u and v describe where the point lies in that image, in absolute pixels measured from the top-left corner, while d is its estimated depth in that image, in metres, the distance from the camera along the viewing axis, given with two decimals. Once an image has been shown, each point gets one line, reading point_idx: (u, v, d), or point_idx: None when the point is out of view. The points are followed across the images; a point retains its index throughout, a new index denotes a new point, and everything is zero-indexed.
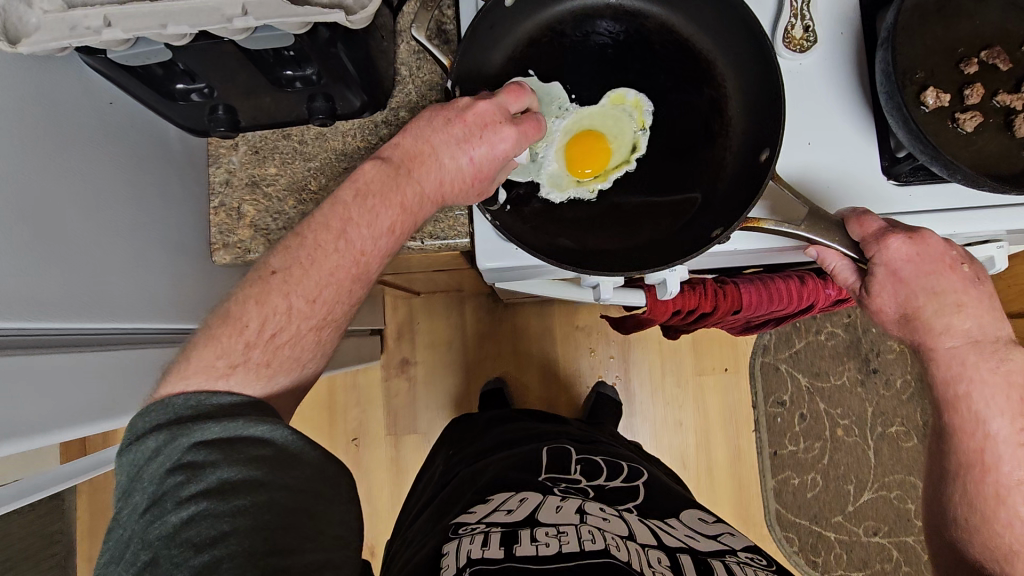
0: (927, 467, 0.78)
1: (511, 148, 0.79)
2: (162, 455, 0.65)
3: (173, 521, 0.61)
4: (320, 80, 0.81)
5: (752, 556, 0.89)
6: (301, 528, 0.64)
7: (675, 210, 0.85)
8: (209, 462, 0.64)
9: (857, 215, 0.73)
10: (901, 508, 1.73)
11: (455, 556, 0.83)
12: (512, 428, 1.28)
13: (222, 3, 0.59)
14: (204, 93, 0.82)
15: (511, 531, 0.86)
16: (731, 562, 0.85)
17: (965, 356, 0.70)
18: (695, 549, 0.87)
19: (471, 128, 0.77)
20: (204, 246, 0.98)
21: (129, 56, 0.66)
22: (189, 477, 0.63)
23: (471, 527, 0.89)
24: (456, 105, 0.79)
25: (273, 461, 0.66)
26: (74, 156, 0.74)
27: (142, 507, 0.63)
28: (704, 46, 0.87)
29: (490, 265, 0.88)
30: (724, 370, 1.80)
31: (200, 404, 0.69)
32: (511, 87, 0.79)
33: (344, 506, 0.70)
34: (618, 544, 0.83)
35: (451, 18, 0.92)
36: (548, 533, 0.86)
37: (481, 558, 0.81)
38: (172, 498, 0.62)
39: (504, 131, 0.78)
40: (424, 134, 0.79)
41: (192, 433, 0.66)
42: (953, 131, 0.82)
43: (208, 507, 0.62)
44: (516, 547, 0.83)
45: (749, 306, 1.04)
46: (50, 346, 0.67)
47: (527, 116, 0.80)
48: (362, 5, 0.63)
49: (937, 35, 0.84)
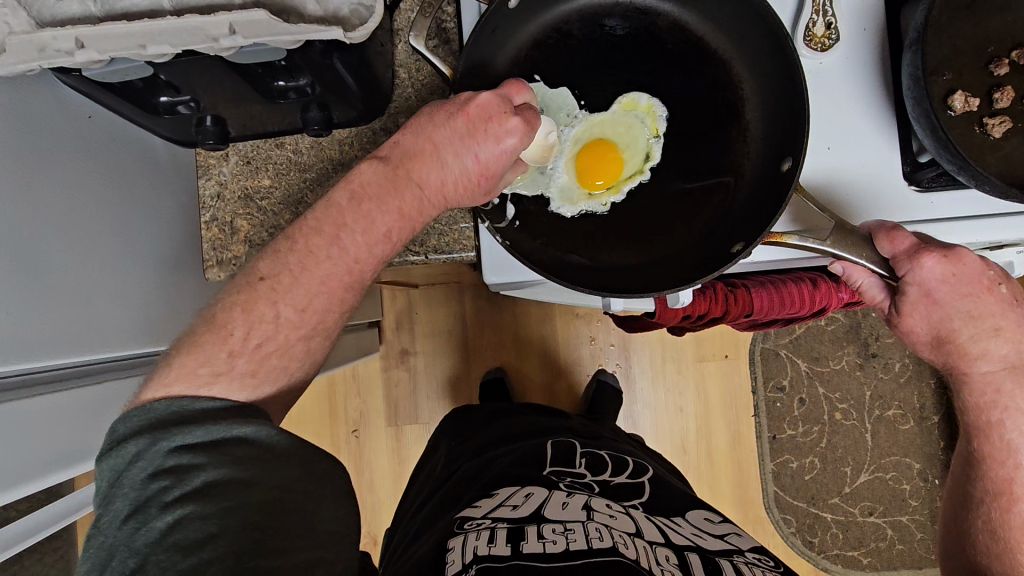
0: (948, 489, 0.79)
1: (518, 142, 0.72)
2: (142, 461, 0.61)
3: (159, 526, 0.58)
4: (315, 91, 0.76)
5: (759, 556, 0.82)
6: (293, 527, 0.61)
7: (691, 223, 0.81)
8: (194, 465, 0.60)
9: (886, 230, 0.70)
10: (896, 489, 1.76)
11: (460, 552, 0.76)
12: (511, 423, 1.17)
13: (206, 21, 0.53)
14: (191, 106, 0.77)
15: (518, 528, 0.79)
16: (738, 562, 0.78)
17: (1000, 382, 0.69)
18: (701, 547, 0.80)
19: (475, 121, 0.71)
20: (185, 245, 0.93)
21: (106, 72, 0.61)
22: (173, 481, 0.60)
23: (476, 523, 0.82)
24: (459, 99, 0.73)
25: (260, 461, 0.62)
26: (55, 177, 0.70)
27: (124, 513, 0.59)
28: (718, 45, 0.82)
29: (498, 280, 0.86)
30: (724, 357, 1.79)
31: (181, 410, 0.64)
32: (511, 83, 0.74)
33: (337, 502, 0.66)
34: (626, 542, 0.76)
35: (452, 15, 0.87)
36: (555, 529, 0.78)
37: (488, 555, 0.74)
38: (156, 503, 0.59)
39: (511, 122, 0.71)
40: (425, 130, 0.73)
41: (173, 437, 0.62)
42: (980, 135, 0.79)
43: (195, 510, 0.58)
44: (523, 544, 0.76)
45: (760, 310, 1.01)
46: (13, 390, 0.62)
47: (525, 108, 0.73)
48: (361, 19, 0.59)
49: (966, 34, 0.79)
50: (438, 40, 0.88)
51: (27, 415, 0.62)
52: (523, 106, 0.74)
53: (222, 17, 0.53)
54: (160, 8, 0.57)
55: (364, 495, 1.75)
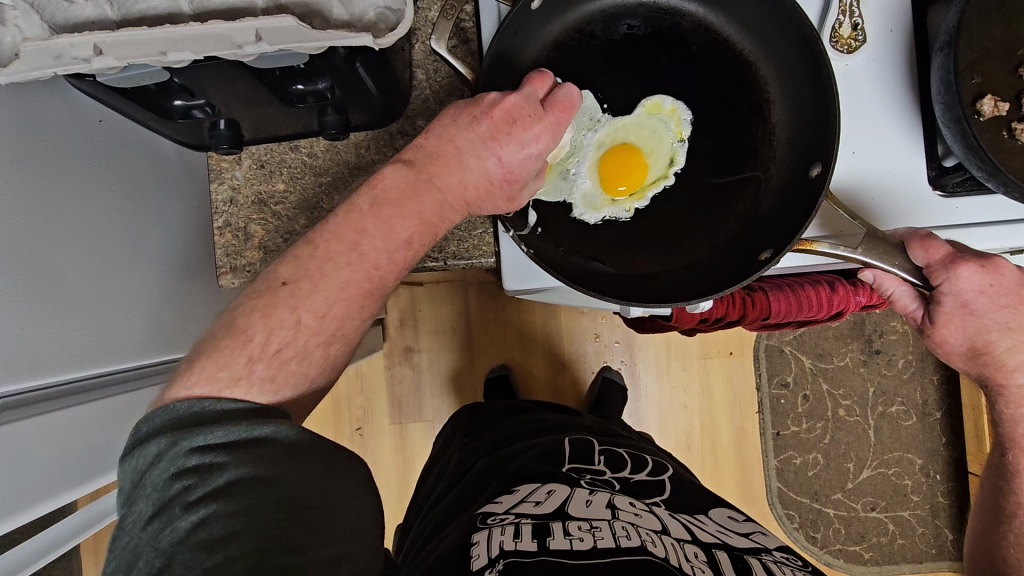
0: (978, 506, 0.80)
1: (541, 146, 0.72)
2: (164, 461, 0.58)
3: (184, 526, 0.56)
4: (333, 96, 0.74)
5: (787, 555, 0.77)
6: (315, 523, 0.59)
7: (716, 230, 0.80)
8: (216, 465, 0.58)
9: (921, 239, 0.68)
10: (898, 484, 1.76)
11: (485, 545, 0.71)
12: (525, 419, 1.11)
13: (231, 28, 0.52)
14: (206, 110, 0.75)
15: (543, 524, 0.75)
16: (767, 560, 0.74)
17: None
18: (728, 544, 0.76)
19: (498, 124, 0.70)
20: (195, 244, 0.90)
21: (121, 78, 0.59)
22: (195, 481, 0.57)
23: (500, 518, 0.77)
24: (481, 101, 0.71)
25: (280, 459, 0.60)
26: (66, 184, 0.67)
27: (147, 515, 0.57)
28: (744, 46, 0.80)
29: (516, 285, 0.84)
30: (730, 353, 1.74)
31: (203, 411, 0.61)
32: (535, 76, 0.72)
33: (361, 500, 0.64)
34: (654, 540, 0.72)
35: (470, 15, 0.89)
36: (581, 527, 0.74)
37: (515, 550, 0.70)
38: (179, 503, 0.57)
39: (535, 128, 0.70)
40: (447, 134, 0.71)
41: (193, 438, 0.59)
42: (1008, 142, 0.77)
43: (220, 509, 0.56)
44: (549, 540, 0.71)
45: (777, 314, 0.99)
46: (36, 404, 0.61)
47: (556, 99, 0.72)
48: (388, 23, 0.59)
49: (996, 36, 0.78)
50: (457, 40, 0.89)
51: (44, 431, 0.60)
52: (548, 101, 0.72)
53: (248, 23, 0.52)
54: (179, 10, 0.57)
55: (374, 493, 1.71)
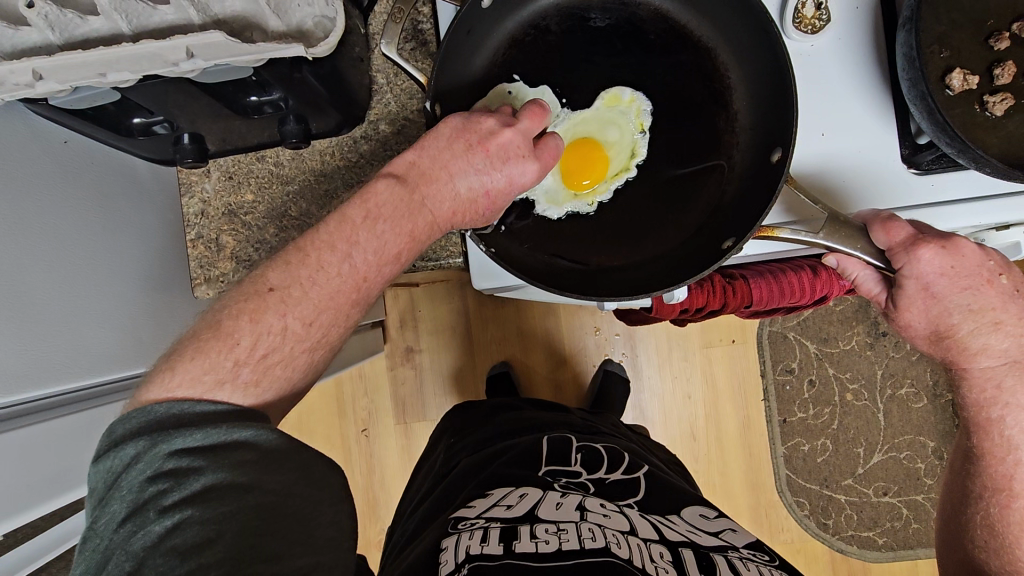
0: (948, 490, 0.78)
1: (530, 181, 0.74)
2: (141, 463, 0.57)
3: (157, 530, 0.54)
4: (288, 104, 0.85)
5: (754, 551, 0.77)
6: (289, 532, 0.58)
7: (680, 222, 0.80)
8: (193, 469, 0.57)
9: (883, 221, 0.69)
10: (910, 468, 1.64)
11: (453, 551, 0.73)
12: (511, 417, 1.11)
13: (164, 48, 0.60)
14: (166, 125, 0.85)
15: (511, 527, 0.75)
16: (733, 557, 0.73)
17: (1002, 379, 0.69)
18: (695, 542, 0.76)
19: (494, 159, 0.71)
20: (151, 259, 0.91)
21: (73, 99, 0.67)
22: (172, 485, 0.56)
23: (470, 523, 0.78)
24: (478, 128, 0.72)
25: (258, 465, 0.59)
26: (34, 208, 0.69)
27: (121, 516, 0.55)
28: (703, 33, 0.79)
29: (485, 285, 0.87)
30: (732, 341, 1.65)
31: (183, 412, 0.60)
32: (532, 110, 0.73)
33: (335, 508, 0.63)
34: (619, 541, 0.72)
35: (427, 16, 0.97)
36: (548, 529, 0.74)
37: (480, 554, 0.70)
38: (153, 507, 0.55)
39: (528, 166, 0.72)
40: (441, 159, 0.72)
41: (173, 440, 0.58)
42: (981, 115, 0.75)
43: (194, 514, 0.55)
44: (516, 543, 0.72)
45: (760, 301, 0.95)
46: (13, 421, 0.62)
47: (545, 142, 0.75)
48: (325, 29, 0.70)
49: (965, 6, 0.75)
50: (416, 41, 0.97)
51: (20, 447, 0.61)
52: (540, 142, 0.75)
53: (179, 42, 0.59)
54: (121, 32, 0.62)
55: (375, 495, 1.64)
